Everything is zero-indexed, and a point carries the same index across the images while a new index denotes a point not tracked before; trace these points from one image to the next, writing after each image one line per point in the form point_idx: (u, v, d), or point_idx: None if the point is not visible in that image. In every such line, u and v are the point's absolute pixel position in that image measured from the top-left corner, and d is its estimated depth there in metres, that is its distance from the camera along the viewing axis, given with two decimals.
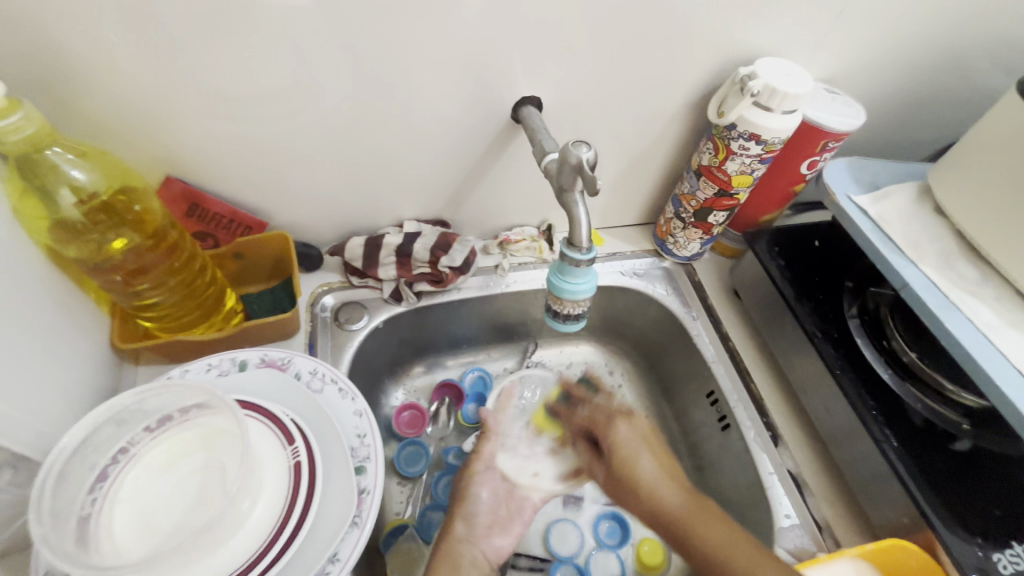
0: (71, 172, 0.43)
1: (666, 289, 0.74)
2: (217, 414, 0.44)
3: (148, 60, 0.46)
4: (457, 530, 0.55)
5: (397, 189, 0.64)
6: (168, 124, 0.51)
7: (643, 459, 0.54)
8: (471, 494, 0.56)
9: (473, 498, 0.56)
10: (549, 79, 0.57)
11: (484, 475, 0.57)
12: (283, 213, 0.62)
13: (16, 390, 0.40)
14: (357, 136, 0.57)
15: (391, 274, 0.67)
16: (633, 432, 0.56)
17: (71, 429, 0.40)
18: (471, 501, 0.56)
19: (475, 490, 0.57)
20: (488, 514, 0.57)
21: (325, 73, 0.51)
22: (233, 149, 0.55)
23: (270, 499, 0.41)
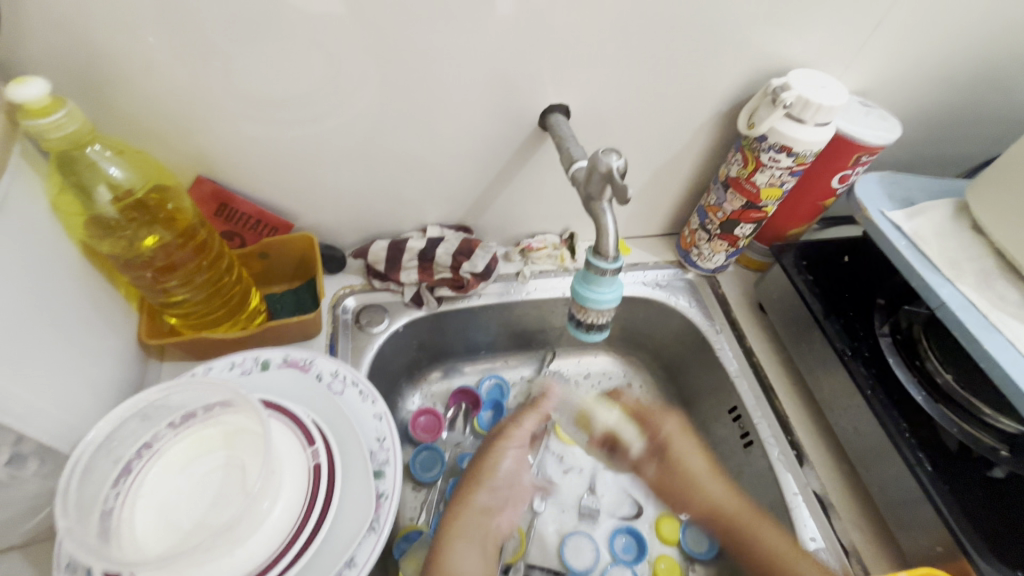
0: (108, 170, 0.44)
1: (689, 301, 0.73)
2: (239, 412, 0.44)
3: (186, 61, 0.46)
4: (478, 499, 0.57)
5: (421, 194, 0.65)
6: (202, 125, 0.51)
7: (693, 459, 0.62)
8: (496, 464, 0.60)
9: (497, 471, 0.60)
10: (578, 87, 0.57)
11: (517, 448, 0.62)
12: (309, 215, 0.63)
13: (47, 382, 0.40)
14: (385, 140, 0.58)
15: (413, 278, 0.67)
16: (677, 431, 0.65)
17: (98, 423, 0.41)
18: (491, 474, 0.59)
19: (501, 462, 0.60)
20: (500, 484, 0.59)
21: (356, 77, 0.52)
22: (263, 151, 0.55)
23: (289, 500, 0.41)
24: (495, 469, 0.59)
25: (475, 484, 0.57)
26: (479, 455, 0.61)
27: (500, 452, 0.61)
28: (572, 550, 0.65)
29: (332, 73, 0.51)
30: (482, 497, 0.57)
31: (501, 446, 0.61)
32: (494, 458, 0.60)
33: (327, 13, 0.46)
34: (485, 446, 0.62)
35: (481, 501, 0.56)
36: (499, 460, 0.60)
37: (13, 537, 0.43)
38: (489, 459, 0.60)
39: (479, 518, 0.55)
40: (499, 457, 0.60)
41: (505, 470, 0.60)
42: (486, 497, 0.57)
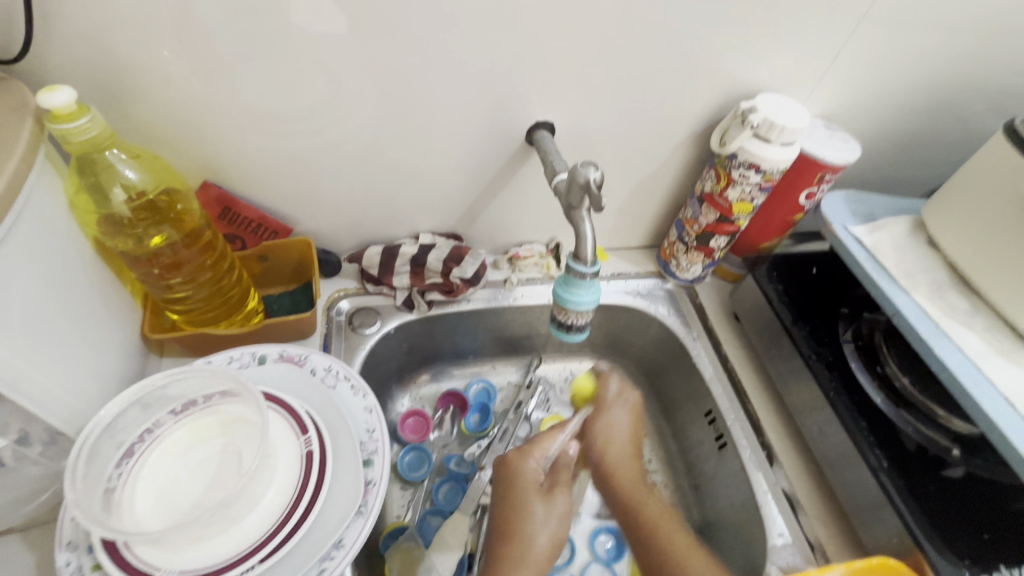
0: (124, 172, 0.47)
1: (669, 310, 0.76)
2: (238, 402, 0.47)
3: (198, 75, 0.50)
4: (537, 542, 0.53)
5: (415, 203, 0.68)
6: (209, 134, 0.55)
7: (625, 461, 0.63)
8: (533, 523, 0.54)
9: (534, 544, 0.52)
10: (562, 105, 0.62)
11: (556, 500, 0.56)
12: (307, 220, 0.66)
13: (57, 367, 0.43)
14: (381, 152, 0.62)
15: (405, 283, 0.70)
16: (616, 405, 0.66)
17: (105, 406, 0.43)
18: (528, 540, 0.52)
19: (532, 532, 0.53)
20: (547, 553, 0.53)
21: (356, 93, 0.56)
22: (265, 159, 0.59)
23: (283, 483, 0.43)
24: (531, 534, 0.53)
25: (520, 544, 0.52)
26: (506, 506, 0.55)
27: (534, 520, 0.54)
28: None
29: (333, 87, 0.55)
30: (539, 543, 0.53)
31: (546, 501, 0.55)
32: (524, 528, 0.53)
33: (331, 32, 0.50)
34: (512, 484, 0.57)
35: (538, 545, 0.53)
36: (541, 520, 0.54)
37: (16, 516, 0.45)
38: (528, 520, 0.54)
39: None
40: (529, 524, 0.53)
41: (548, 528, 0.54)
42: (544, 537, 0.53)
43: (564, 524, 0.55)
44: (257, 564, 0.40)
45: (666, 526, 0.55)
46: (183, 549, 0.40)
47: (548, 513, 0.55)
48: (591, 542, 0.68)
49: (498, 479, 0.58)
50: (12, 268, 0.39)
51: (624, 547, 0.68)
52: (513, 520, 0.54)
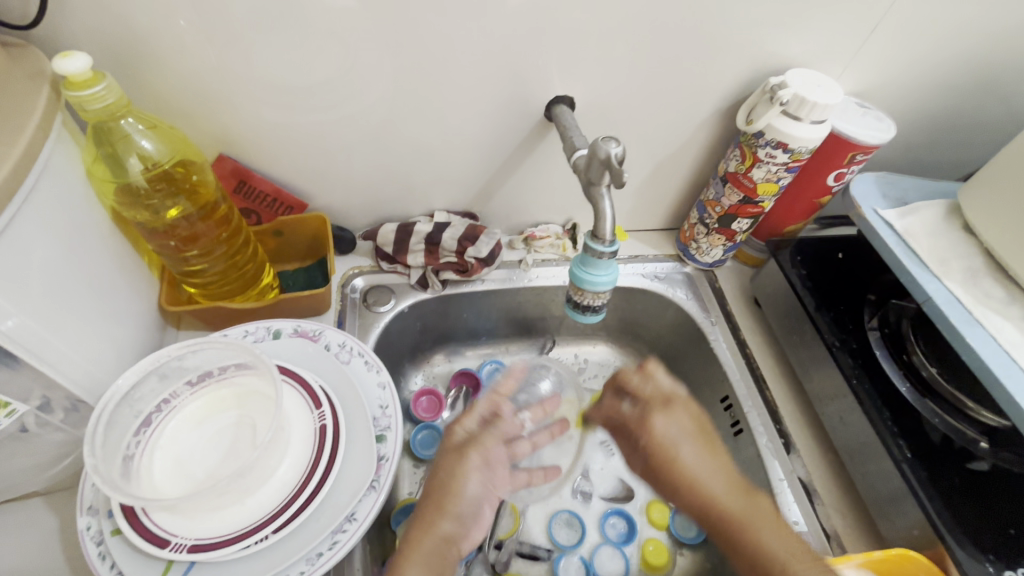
0: (140, 143, 0.47)
1: (687, 293, 0.75)
2: (252, 375, 0.47)
3: (212, 44, 0.49)
4: (466, 489, 0.48)
5: (430, 181, 0.67)
6: (225, 107, 0.54)
7: (684, 450, 0.49)
8: (465, 475, 0.48)
9: (461, 492, 0.48)
10: (583, 79, 0.59)
11: (477, 464, 0.49)
12: (323, 197, 0.66)
13: (80, 337, 0.44)
14: (397, 128, 0.60)
15: (419, 261, 0.70)
16: (672, 423, 0.50)
17: (125, 372, 0.43)
18: (459, 497, 0.48)
19: (462, 485, 0.48)
20: (471, 508, 0.49)
21: (372, 68, 0.54)
22: (281, 135, 0.58)
23: (295, 457, 0.44)
24: (461, 488, 0.48)
25: (447, 499, 0.47)
26: (438, 473, 0.49)
27: (466, 469, 0.48)
28: (559, 526, 0.67)
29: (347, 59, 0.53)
30: (472, 484, 0.48)
31: (461, 457, 0.49)
32: (457, 478, 0.48)
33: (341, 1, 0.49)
34: (449, 458, 0.49)
35: (467, 494, 0.48)
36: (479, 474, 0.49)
37: (40, 480, 0.47)
38: (459, 472, 0.48)
39: (450, 531, 0.47)
40: (461, 478, 0.48)
41: (477, 484, 0.49)
42: (476, 484, 0.48)
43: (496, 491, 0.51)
44: (271, 534, 0.41)
45: (733, 497, 0.47)
46: (201, 517, 0.41)
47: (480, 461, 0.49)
48: (603, 525, 0.68)
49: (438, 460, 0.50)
50: (31, 236, 0.39)
51: (635, 530, 0.68)
52: (446, 480, 0.48)
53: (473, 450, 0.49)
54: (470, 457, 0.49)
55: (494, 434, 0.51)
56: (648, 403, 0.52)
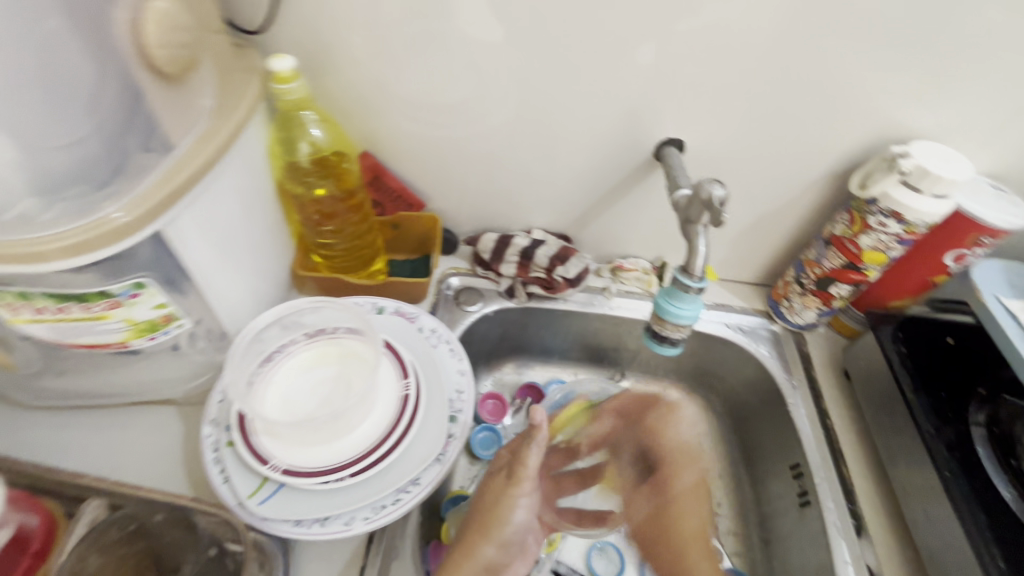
0: (312, 131, 0.57)
1: (770, 351, 0.73)
2: (356, 339, 0.54)
3: (380, 62, 0.59)
4: (515, 519, 0.54)
5: (534, 202, 0.73)
6: (378, 113, 0.64)
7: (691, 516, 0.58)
8: (514, 508, 0.54)
9: (509, 524, 0.54)
10: (696, 126, 0.62)
11: (525, 490, 0.55)
12: (438, 201, 0.74)
13: (237, 279, 0.53)
14: (514, 150, 0.67)
15: (511, 271, 0.74)
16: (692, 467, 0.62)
17: (265, 314, 0.54)
18: (507, 527, 0.53)
19: (512, 516, 0.54)
20: (514, 539, 0.54)
21: (504, 95, 0.61)
22: (415, 142, 0.67)
23: (379, 416, 0.49)
24: (507, 519, 0.54)
25: (493, 523, 0.53)
26: (483, 500, 0.55)
27: (515, 500, 0.55)
28: (599, 556, 0.67)
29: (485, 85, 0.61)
30: (518, 513, 0.55)
31: (508, 490, 0.55)
32: (503, 506, 0.54)
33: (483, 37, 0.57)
34: (491, 485, 0.56)
35: (516, 520, 0.54)
36: (518, 496, 0.55)
37: (176, 390, 0.56)
38: (504, 503, 0.54)
39: (493, 556, 0.52)
40: (508, 504, 0.54)
41: (518, 517, 0.55)
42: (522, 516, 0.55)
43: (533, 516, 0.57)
44: (348, 477, 0.46)
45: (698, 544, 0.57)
46: (296, 448, 0.47)
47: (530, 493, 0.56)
48: None
49: (481, 487, 0.57)
50: (224, 191, 0.49)
51: None
52: (492, 505, 0.54)
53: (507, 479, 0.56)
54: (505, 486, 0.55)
55: (533, 451, 0.55)
56: (678, 459, 0.62)
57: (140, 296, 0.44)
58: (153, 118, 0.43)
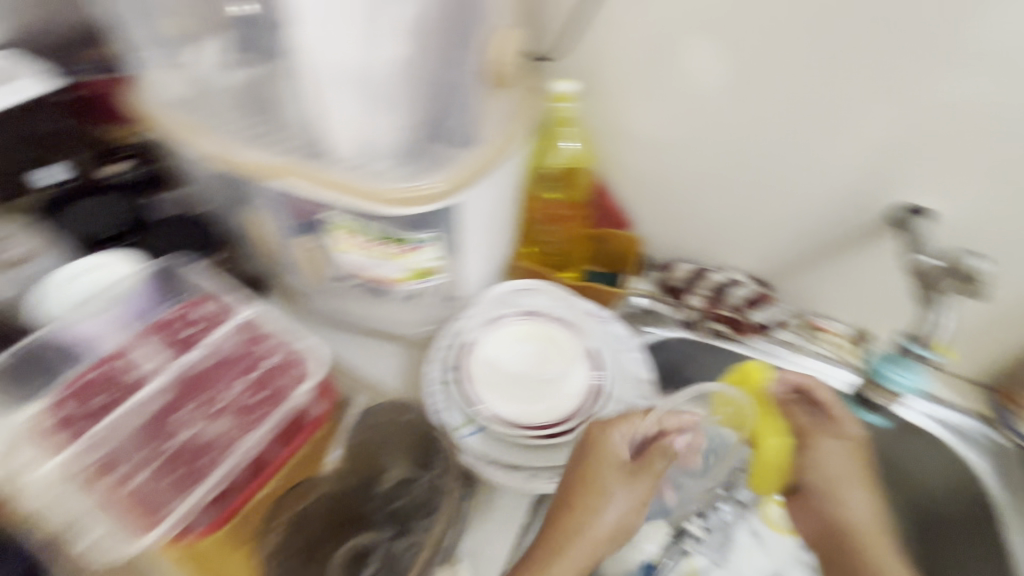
0: (564, 145, 0.69)
1: (982, 459, 0.66)
2: (561, 328, 0.63)
3: (635, 94, 0.66)
4: (604, 519, 0.52)
5: (741, 244, 0.74)
6: (617, 138, 0.71)
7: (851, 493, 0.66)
8: (608, 500, 0.52)
9: (601, 517, 0.52)
10: (951, 198, 0.59)
11: (631, 481, 0.53)
12: (646, 224, 0.79)
13: (482, 255, 0.64)
14: (737, 191, 0.69)
15: (699, 305, 0.76)
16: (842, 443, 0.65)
17: (502, 285, 0.66)
18: (590, 522, 0.51)
19: (602, 510, 0.51)
20: (608, 534, 0.52)
21: (743, 140, 0.64)
22: (643, 168, 0.73)
23: (571, 392, 0.58)
24: (599, 510, 0.51)
25: (582, 512, 0.51)
26: (581, 472, 0.52)
27: (610, 491, 0.52)
28: None
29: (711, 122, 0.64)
30: (608, 511, 0.52)
31: (600, 466, 0.52)
32: (599, 494, 0.52)
33: (702, 74, 0.61)
34: (583, 460, 0.53)
35: (607, 517, 0.52)
36: (628, 492, 0.53)
37: (408, 331, 0.68)
38: (603, 493, 0.52)
39: (585, 550, 0.51)
40: (602, 495, 0.52)
41: (612, 517, 0.52)
42: (613, 518, 0.52)
43: (635, 513, 0.53)
44: (538, 433, 0.55)
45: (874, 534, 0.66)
46: (504, 397, 0.57)
47: (630, 490, 0.53)
48: None
49: (580, 446, 0.53)
50: (502, 178, 0.59)
51: None
52: (590, 482, 0.52)
53: (613, 469, 0.52)
54: (610, 473, 0.52)
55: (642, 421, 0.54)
56: (827, 432, 0.65)
57: (430, 246, 0.57)
58: (467, 118, 0.52)
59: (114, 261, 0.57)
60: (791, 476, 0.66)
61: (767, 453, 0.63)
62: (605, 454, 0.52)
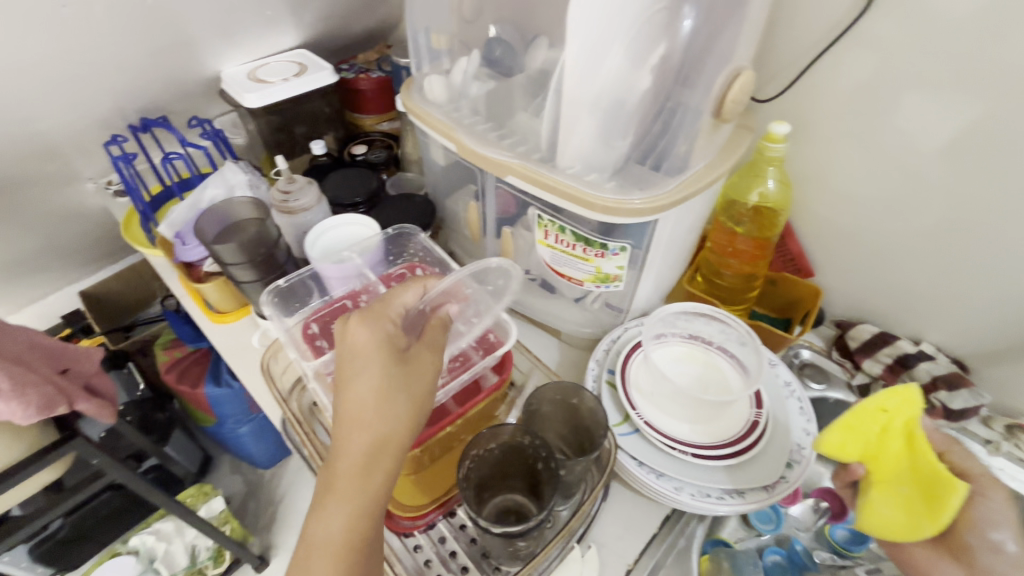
0: (766, 184, 0.69)
1: None
2: (724, 358, 0.65)
3: (851, 143, 0.66)
4: (359, 385, 0.43)
5: (943, 316, 0.69)
6: (819, 184, 0.71)
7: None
8: (356, 369, 0.44)
9: (350, 423, 0.43)
10: None
11: (376, 328, 0.46)
12: (829, 276, 0.77)
13: (659, 273, 0.68)
14: (950, 258, 0.65)
15: (875, 371, 0.71)
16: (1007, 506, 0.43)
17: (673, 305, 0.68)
18: (345, 433, 0.42)
19: (345, 387, 0.44)
20: (373, 430, 0.42)
21: (973, 202, 0.60)
22: (840, 217, 0.71)
23: (731, 424, 0.60)
24: (348, 383, 0.44)
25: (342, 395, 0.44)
26: (344, 366, 0.45)
27: (357, 346, 0.45)
28: None
29: (924, 184, 0.63)
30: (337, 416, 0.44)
31: (356, 355, 0.45)
32: (351, 367, 0.44)
33: (925, 129, 0.60)
34: (355, 348, 0.45)
35: (365, 415, 0.42)
36: (393, 411, 0.43)
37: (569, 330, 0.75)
38: (351, 353, 0.45)
39: (350, 506, 0.41)
40: (355, 364, 0.44)
41: (361, 381, 0.43)
42: (366, 381, 0.43)
43: (392, 392, 0.43)
44: (692, 455, 0.58)
45: None
46: (664, 410, 0.61)
47: (381, 361, 0.44)
48: None
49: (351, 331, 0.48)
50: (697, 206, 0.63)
51: None
52: (345, 355, 0.45)
53: (378, 347, 0.45)
54: (373, 352, 0.44)
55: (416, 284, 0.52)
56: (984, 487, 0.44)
57: (616, 255, 0.62)
58: (689, 149, 0.58)
59: (367, 226, 0.74)
60: (929, 526, 0.44)
61: (874, 507, 0.47)
62: (400, 315, 0.49)
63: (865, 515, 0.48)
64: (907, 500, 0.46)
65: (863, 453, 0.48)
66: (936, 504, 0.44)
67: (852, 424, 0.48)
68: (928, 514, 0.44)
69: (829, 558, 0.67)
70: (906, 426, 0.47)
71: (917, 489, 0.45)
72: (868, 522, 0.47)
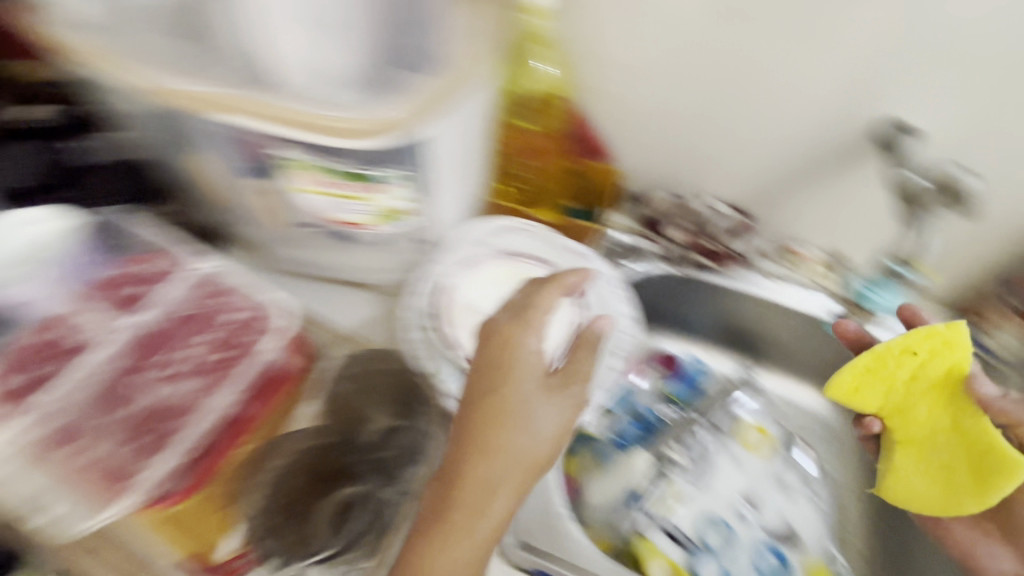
0: (543, 72, 0.64)
1: None
2: (540, 266, 0.64)
3: (608, 9, 0.59)
4: (516, 439, 0.45)
5: (723, 174, 0.71)
6: (591, 60, 0.64)
7: None
8: (515, 415, 0.46)
9: (489, 456, 0.44)
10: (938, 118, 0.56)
11: (533, 392, 0.47)
12: (624, 156, 0.74)
13: (452, 195, 0.60)
14: (724, 119, 0.65)
15: (679, 237, 0.75)
16: None
17: (483, 224, 0.65)
18: (488, 463, 0.44)
19: (482, 442, 0.44)
20: (537, 461, 0.46)
21: (731, 59, 0.59)
22: (620, 94, 0.67)
23: (555, 333, 0.59)
24: (509, 437, 0.45)
25: (492, 443, 0.45)
26: (477, 406, 0.46)
27: (529, 405, 0.46)
28: (713, 528, 0.67)
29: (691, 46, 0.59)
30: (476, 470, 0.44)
31: (503, 399, 0.46)
32: (512, 414, 0.46)
33: None
34: (486, 389, 0.47)
35: (514, 442, 0.45)
36: (508, 463, 0.44)
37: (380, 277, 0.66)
38: (498, 387, 0.46)
39: (492, 520, 0.44)
40: (509, 416, 0.45)
41: (539, 426, 0.46)
42: (525, 435, 0.45)
43: (565, 424, 0.48)
44: None
45: None
46: None
47: (544, 399, 0.47)
48: (760, 554, 0.66)
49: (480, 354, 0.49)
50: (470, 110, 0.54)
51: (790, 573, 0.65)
52: (489, 388, 0.47)
53: (542, 393, 0.47)
54: (541, 402, 0.47)
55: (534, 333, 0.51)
56: None
57: (396, 188, 0.53)
58: None
59: (45, 215, 0.55)
60: (993, 492, 0.54)
61: (902, 472, 0.60)
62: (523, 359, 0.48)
63: (893, 482, 0.60)
64: (947, 459, 0.57)
65: (891, 405, 0.59)
66: (987, 473, 0.55)
67: (877, 371, 0.58)
68: (981, 484, 0.55)
69: (676, 413, 0.76)
70: (947, 368, 0.56)
71: (974, 464, 0.56)
72: (897, 486, 0.60)
